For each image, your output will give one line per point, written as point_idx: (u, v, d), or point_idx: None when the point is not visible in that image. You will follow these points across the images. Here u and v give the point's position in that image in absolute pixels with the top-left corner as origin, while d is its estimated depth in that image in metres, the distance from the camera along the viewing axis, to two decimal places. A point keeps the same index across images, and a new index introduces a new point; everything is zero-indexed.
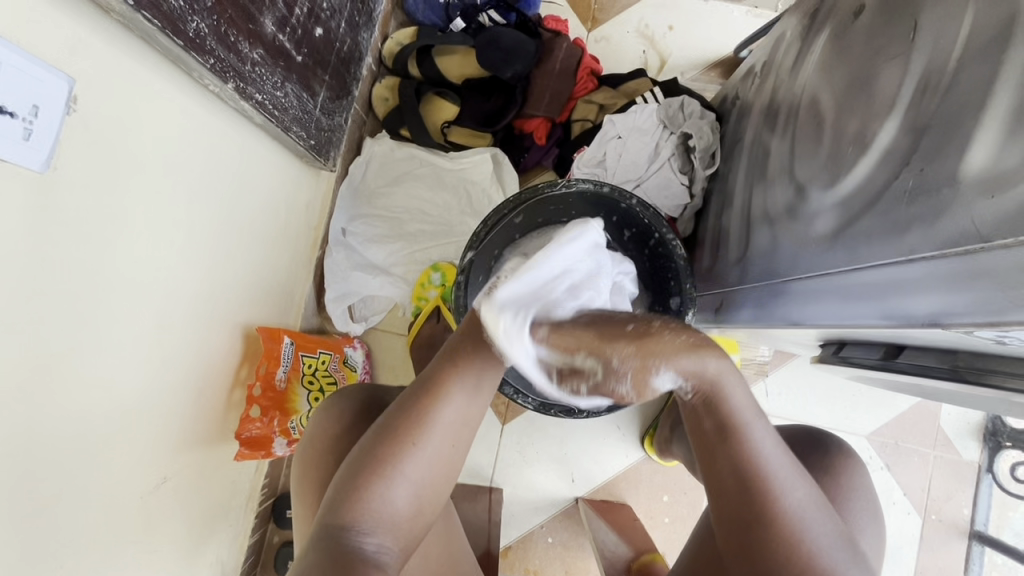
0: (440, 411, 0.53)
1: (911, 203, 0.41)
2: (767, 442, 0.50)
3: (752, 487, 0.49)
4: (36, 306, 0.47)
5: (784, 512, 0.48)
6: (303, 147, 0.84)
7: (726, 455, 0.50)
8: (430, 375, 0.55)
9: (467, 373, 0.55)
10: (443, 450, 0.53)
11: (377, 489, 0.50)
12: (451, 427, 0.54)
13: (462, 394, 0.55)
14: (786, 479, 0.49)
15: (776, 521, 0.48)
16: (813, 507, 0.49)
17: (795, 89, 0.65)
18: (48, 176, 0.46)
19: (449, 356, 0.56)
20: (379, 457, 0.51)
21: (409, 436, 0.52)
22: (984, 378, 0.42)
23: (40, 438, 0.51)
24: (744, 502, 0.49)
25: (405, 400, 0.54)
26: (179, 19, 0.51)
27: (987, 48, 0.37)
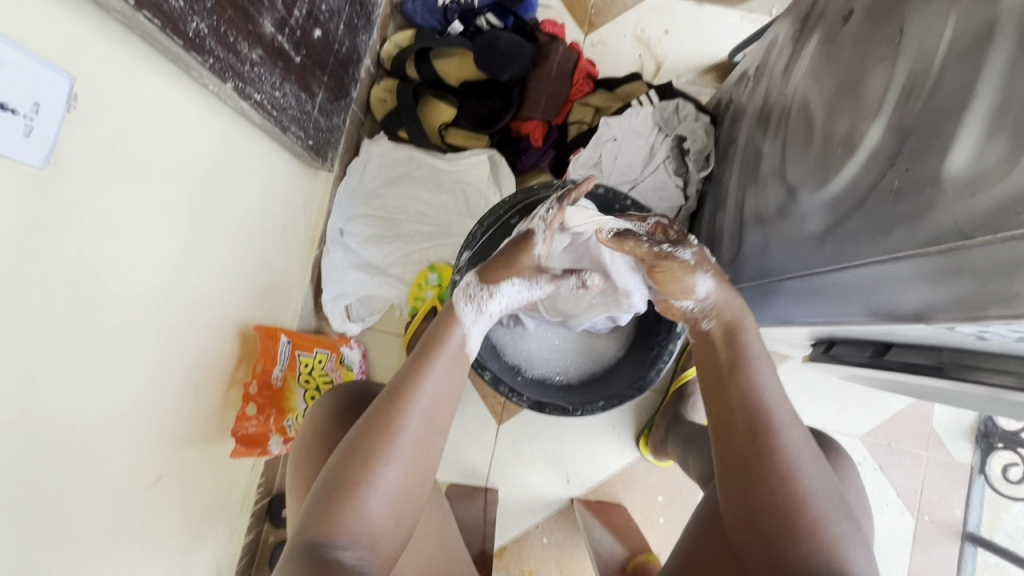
0: (403, 421, 0.53)
1: (896, 202, 0.42)
2: (773, 380, 0.57)
3: (761, 432, 0.54)
4: (37, 300, 0.48)
5: (789, 457, 0.52)
6: (302, 147, 0.84)
7: (732, 397, 0.57)
8: (396, 385, 0.56)
9: (432, 382, 0.56)
10: (416, 454, 0.54)
11: (351, 505, 0.50)
12: (418, 432, 0.54)
13: (426, 405, 0.55)
14: (787, 424, 0.54)
15: (783, 465, 0.52)
16: (812, 458, 0.53)
17: (787, 92, 0.67)
18: (49, 172, 0.46)
19: (414, 365, 0.57)
20: (348, 473, 0.51)
21: (378, 451, 0.52)
22: (969, 375, 0.42)
23: (39, 433, 0.51)
24: (750, 446, 0.54)
25: (371, 417, 0.53)
26: (178, 19, 0.52)
27: (968, 51, 0.38)
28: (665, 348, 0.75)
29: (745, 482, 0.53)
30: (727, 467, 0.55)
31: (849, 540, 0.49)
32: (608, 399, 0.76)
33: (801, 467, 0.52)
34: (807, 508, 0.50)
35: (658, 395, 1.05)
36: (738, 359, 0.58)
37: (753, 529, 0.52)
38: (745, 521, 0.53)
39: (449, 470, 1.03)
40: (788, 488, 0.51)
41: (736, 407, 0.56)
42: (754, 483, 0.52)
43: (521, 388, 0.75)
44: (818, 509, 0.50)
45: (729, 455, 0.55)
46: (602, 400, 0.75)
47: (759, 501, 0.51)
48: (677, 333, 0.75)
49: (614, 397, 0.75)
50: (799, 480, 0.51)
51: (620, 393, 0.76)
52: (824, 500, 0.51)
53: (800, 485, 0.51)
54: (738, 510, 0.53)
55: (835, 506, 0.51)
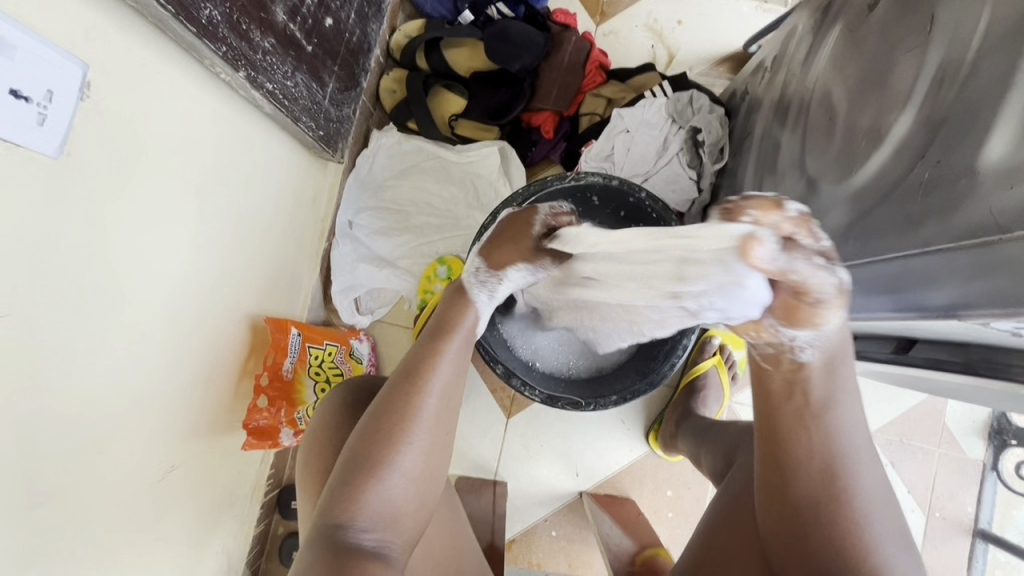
0: (424, 400, 0.53)
1: (926, 195, 0.41)
2: (855, 419, 0.49)
3: (836, 478, 0.48)
4: (50, 291, 0.48)
5: (861, 501, 0.47)
6: (313, 138, 0.84)
7: (802, 442, 0.48)
8: (413, 359, 0.56)
9: (450, 357, 0.57)
10: (435, 436, 0.54)
11: (376, 487, 0.50)
12: (436, 415, 0.54)
13: (445, 383, 0.55)
14: (862, 466, 0.48)
15: (853, 513, 0.47)
16: (882, 499, 0.48)
17: (807, 83, 0.65)
18: (62, 161, 0.46)
19: (432, 340, 0.58)
20: (367, 453, 0.50)
21: (397, 432, 0.51)
22: (998, 371, 0.41)
23: (51, 424, 0.51)
24: (822, 494, 0.48)
25: (391, 393, 0.53)
26: (192, 5, 0.51)
27: (1006, 39, 0.37)
28: (679, 342, 0.74)
29: (806, 526, 0.48)
30: (785, 505, 0.50)
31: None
32: (621, 394, 0.76)
33: (873, 510, 0.47)
34: (877, 554, 0.46)
35: (668, 389, 1.05)
36: (820, 405, 0.48)
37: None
38: (804, 570, 0.48)
39: (458, 463, 1.03)
40: (858, 534, 0.47)
41: (811, 449, 0.48)
42: (813, 524, 0.48)
43: (534, 381, 0.75)
44: (887, 555, 0.46)
45: (794, 497, 0.49)
46: (615, 394, 0.76)
47: (824, 544, 0.47)
48: (692, 328, 0.73)
49: (627, 392, 0.75)
50: (871, 525, 0.47)
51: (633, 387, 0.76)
52: (892, 545, 0.47)
53: (870, 530, 0.47)
54: (795, 558, 0.49)
55: (899, 546, 0.47)
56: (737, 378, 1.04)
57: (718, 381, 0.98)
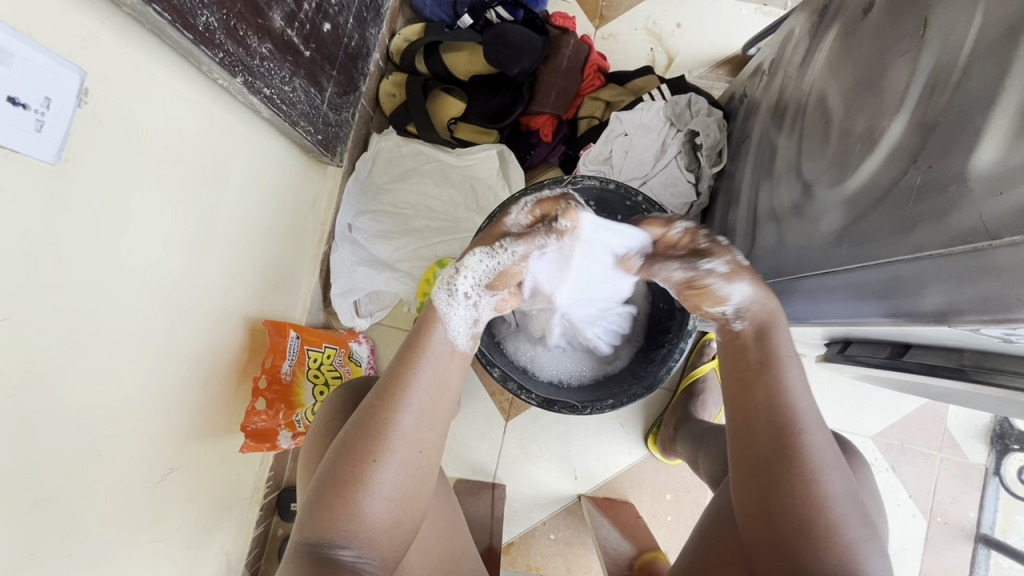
0: (398, 418, 0.53)
1: (919, 201, 0.41)
2: (800, 380, 0.55)
3: (789, 433, 0.52)
4: (48, 295, 0.48)
5: (818, 460, 0.51)
6: (311, 142, 0.84)
7: (756, 400, 0.55)
8: (388, 379, 0.56)
9: (424, 376, 0.56)
10: (413, 452, 0.54)
11: (350, 505, 0.50)
12: (414, 431, 0.54)
13: (419, 401, 0.55)
14: (815, 427, 0.53)
15: (809, 467, 0.50)
16: (836, 463, 0.52)
17: (803, 86, 0.65)
18: (60, 167, 0.46)
19: (405, 359, 0.57)
20: (342, 471, 0.51)
21: (371, 449, 0.52)
22: (991, 377, 0.41)
23: (50, 427, 0.52)
24: (779, 446, 0.52)
25: (365, 413, 0.54)
26: (189, 12, 0.51)
27: (997, 44, 0.37)
28: (675, 346, 0.73)
29: (767, 481, 0.51)
30: (742, 464, 0.54)
31: (864, 547, 0.48)
32: (618, 397, 0.74)
33: (823, 467, 0.50)
34: (829, 511, 0.49)
35: (666, 393, 1.05)
36: (767, 362, 0.56)
37: (775, 527, 0.50)
38: (767, 525, 0.50)
39: (457, 465, 1.03)
40: (805, 491, 0.49)
41: (760, 407, 0.54)
42: (771, 481, 0.51)
43: (529, 384, 0.74)
44: (841, 514, 0.49)
45: (751, 454, 0.54)
46: (611, 399, 0.74)
47: (778, 502, 0.50)
48: (688, 331, 0.73)
49: (624, 395, 0.73)
50: (820, 482, 0.50)
51: (630, 391, 0.75)
52: (847, 507, 0.49)
53: (827, 484, 0.50)
54: (757, 514, 0.52)
55: (854, 509, 0.50)
56: None
57: (716, 385, 0.99)
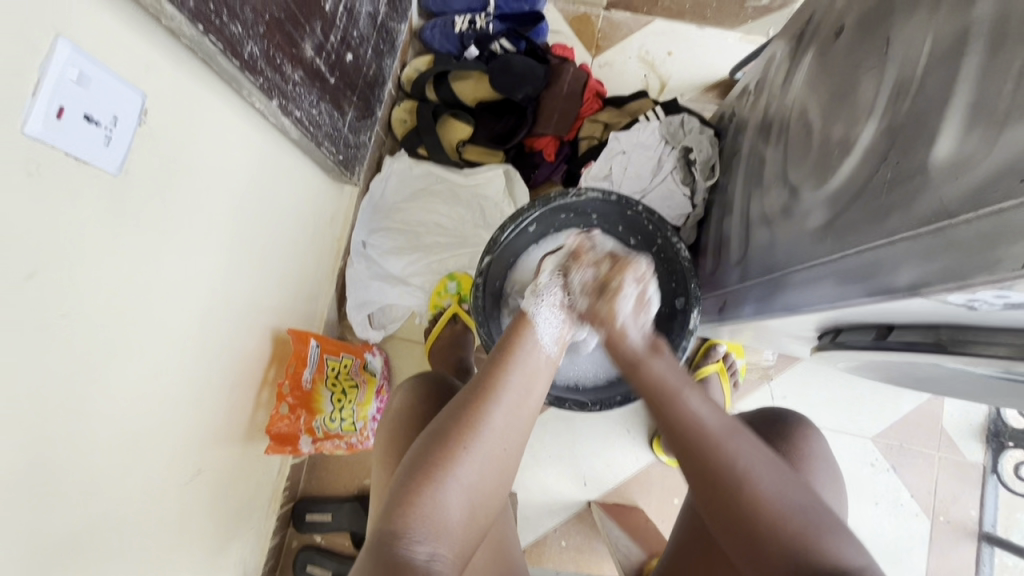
0: (489, 416, 0.56)
1: (889, 193, 0.46)
2: (701, 401, 0.59)
3: (701, 445, 0.56)
4: (105, 294, 0.53)
5: (733, 467, 0.54)
6: (333, 162, 0.90)
7: (675, 418, 0.59)
8: (480, 381, 0.60)
9: (515, 380, 0.60)
10: (495, 452, 0.56)
11: (433, 494, 0.52)
12: (501, 430, 0.57)
13: (511, 404, 0.58)
14: (726, 436, 0.56)
15: (734, 477, 0.54)
16: (771, 463, 0.55)
17: (787, 102, 0.72)
18: (120, 177, 0.52)
19: (499, 363, 0.61)
20: (428, 460, 0.53)
21: (457, 441, 0.54)
22: (967, 348, 0.45)
23: (95, 419, 0.55)
24: (702, 458, 0.56)
25: (456, 409, 0.57)
26: (237, 43, 0.57)
27: (946, 55, 0.43)
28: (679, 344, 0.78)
29: (738, 514, 0.53)
30: (704, 499, 0.56)
31: (835, 531, 0.51)
32: (625, 395, 0.79)
33: (761, 482, 0.53)
34: (792, 523, 0.51)
35: None
36: (665, 392, 0.61)
37: (722, 520, 0.54)
38: (717, 518, 0.55)
39: None
40: (763, 506, 0.52)
41: (679, 431, 0.58)
42: (755, 515, 0.52)
43: None
44: (795, 505, 0.52)
45: (704, 487, 0.56)
46: (619, 395, 0.79)
47: (734, 527, 0.53)
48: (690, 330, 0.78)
49: (632, 392, 0.78)
50: (763, 495, 0.53)
51: None
52: (790, 500, 0.53)
53: (760, 485, 0.53)
54: (716, 510, 0.55)
55: (804, 499, 0.53)
56: (740, 387, 1.08)
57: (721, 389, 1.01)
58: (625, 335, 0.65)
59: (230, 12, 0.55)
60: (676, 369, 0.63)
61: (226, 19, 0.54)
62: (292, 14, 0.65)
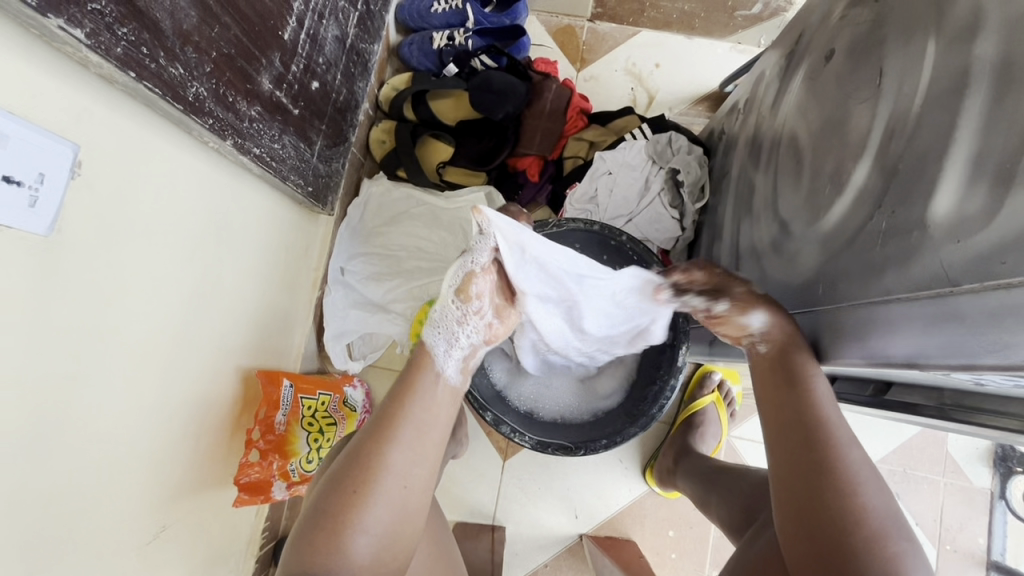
0: (387, 453, 0.53)
1: (885, 245, 0.42)
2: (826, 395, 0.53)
3: (818, 439, 0.50)
4: (41, 364, 0.49)
5: (847, 470, 0.48)
6: (302, 194, 0.86)
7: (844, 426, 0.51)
8: (378, 417, 0.56)
9: (415, 413, 0.56)
10: (401, 490, 0.53)
11: (337, 541, 0.49)
12: (407, 468, 0.54)
13: (411, 437, 0.55)
14: (852, 441, 0.50)
15: (844, 479, 0.47)
16: (879, 481, 0.48)
17: (776, 124, 0.67)
18: (53, 238, 0.47)
19: (395, 397, 0.57)
20: (331, 507, 0.51)
21: (360, 483, 0.51)
22: (974, 417, 0.42)
23: (42, 494, 0.51)
24: (808, 448, 0.49)
25: (355, 449, 0.54)
26: (179, 85, 0.54)
27: (946, 95, 0.38)
28: (667, 383, 0.74)
29: (821, 509, 0.46)
30: (785, 492, 0.49)
31: (915, 559, 0.44)
32: (610, 436, 0.74)
33: (859, 481, 0.47)
34: (871, 526, 0.45)
35: (663, 426, 1.04)
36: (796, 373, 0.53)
37: (800, 517, 0.47)
38: (798, 513, 0.48)
39: (455, 509, 1.02)
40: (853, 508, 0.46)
41: (788, 418, 0.52)
42: (839, 513, 0.46)
43: (522, 427, 0.75)
44: (886, 521, 0.46)
45: (793, 479, 0.49)
46: (604, 438, 0.74)
47: (813, 525, 0.46)
48: (679, 367, 0.73)
49: (617, 434, 0.74)
50: (858, 495, 0.46)
51: (623, 430, 0.75)
52: (888, 518, 0.46)
53: (862, 494, 0.47)
54: (794, 504, 0.48)
55: (902, 523, 0.46)
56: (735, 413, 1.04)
57: (715, 417, 0.98)
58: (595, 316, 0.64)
59: (167, 54, 0.51)
60: (779, 348, 0.55)
61: (164, 62, 0.51)
62: (244, 47, 0.62)
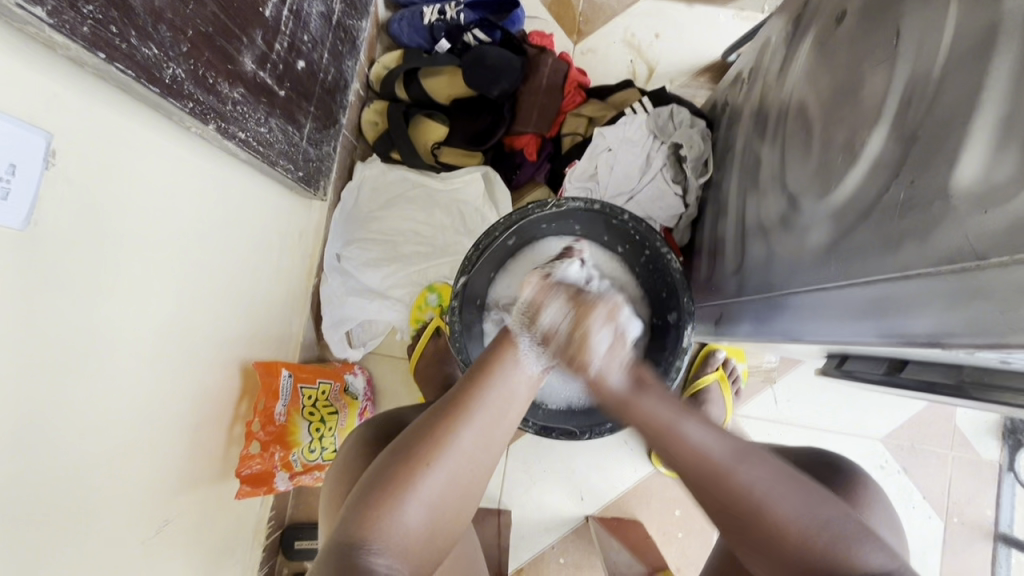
0: (460, 431, 0.53)
1: (903, 218, 0.40)
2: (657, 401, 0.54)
3: (711, 478, 0.50)
4: (27, 363, 0.47)
5: (750, 495, 0.48)
6: (293, 179, 0.84)
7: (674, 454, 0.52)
8: (455, 396, 0.56)
9: (492, 397, 0.56)
10: (461, 468, 0.53)
11: (396, 506, 0.49)
12: (471, 449, 0.53)
13: (482, 419, 0.55)
14: (737, 466, 0.49)
15: (752, 506, 0.48)
16: (786, 481, 0.49)
17: (783, 93, 0.64)
18: (29, 232, 0.45)
19: (475, 379, 0.57)
20: (391, 473, 0.50)
21: (424, 456, 0.51)
22: (994, 395, 0.41)
23: (39, 496, 0.50)
24: (681, 465, 0.52)
25: (425, 422, 0.54)
26: (154, 67, 0.51)
27: (970, 55, 0.36)
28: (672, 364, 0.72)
29: (729, 517, 0.49)
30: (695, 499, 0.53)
31: (857, 538, 0.46)
32: (615, 420, 0.74)
33: (744, 480, 0.49)
34: (782, 522, 0.47)
35: None
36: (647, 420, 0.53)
37: (733, 533, 0.51)
38: (719, 516, 0.51)
39: None
40: (750, 515, 0.48)
41: (651, 438, 0.53)
42: (750, 519, 0.48)
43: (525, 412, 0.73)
44: (799, 505, 0.48)
45: (696, 490, 0.52)
46: (609, 422, 0.74)
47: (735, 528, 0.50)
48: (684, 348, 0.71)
49: None
50: (748, 498, 0.48)
51: None
52: (813, 521, 0.47)
53: (751, 495, 0.48)
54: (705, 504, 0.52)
55: (832, 512, 0.47)
56: (740, 392, 1.02)
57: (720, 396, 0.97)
58: (603, 381, 0.56)
59: (139, 33, 0.49)
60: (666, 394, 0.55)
61: (135, 41, 0.48)
62: (222, 25, 0.59)
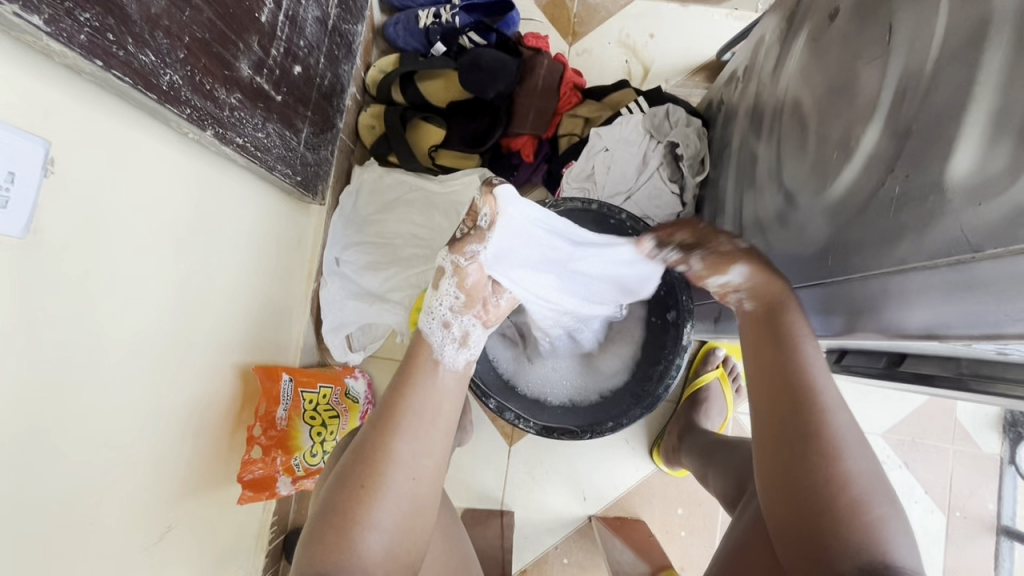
0: (395, 446, 0.54)
1: (899, 212, 0.40)
2: (812, 352, 0.55)
3: (803, 402, 0.52)
4: (27, 370, 0.47)
5: (834, 436, 0.50)
6: (291, 184, 0.84)
7: (770, 376, 0.55)
8: (379, 415, 0.57)
9: (416, 404, 0.57)
10: (409, 485, 0.53)
11: (351, 538, 0.49)
12: (412, 460, 0.54)
13: (415, 429, 0.55)
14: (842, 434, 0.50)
15: (831, 444, 0.49)
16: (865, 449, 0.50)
17: (778, 91, 0.65)
18: (29, 240, 0.45)
19: (397, 391, 0.58)
20: (337, 506, 0.51)
21: (365, 481, 0.52)
22: (990, 386, 0.42)
23: (40, 504, 0.50)
24: (793, 413, 0.52)
25: (359, 448, 0.54)
26: (151, 73, 0.51)
27: (962, 50, 0.36)
28: (672, 362, 0.72)
29: (797, 472, 0.49)
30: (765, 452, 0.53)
31: (892, 523, 0.47)
32: (616, 419, 0.73)
33: (843, 446, 0.49)
34: (848, 494, 0.47)
35: (669, 405, 1.03)
36: (781, 337, 0.55)
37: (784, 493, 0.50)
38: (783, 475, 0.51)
39: (463, 495, 1.02)
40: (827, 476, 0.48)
41: (778, 384, 0.54)
42: (818, 480, 0.48)
43: (529, 413, 0.74)
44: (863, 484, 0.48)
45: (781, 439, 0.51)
46: (611, 421, 0.73)
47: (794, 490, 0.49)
48: (685, 345, 0.71)
49: (623, 416, 0.72)
50: (838, 463, 0.49)
51: (628, 412, 0.73)
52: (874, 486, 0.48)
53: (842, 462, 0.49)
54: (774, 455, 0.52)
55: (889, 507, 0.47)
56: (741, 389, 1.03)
57: (720, 394, 0.97)
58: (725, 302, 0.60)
59: (136, 40, 0.49)
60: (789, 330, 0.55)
61: (133, 48, 0.49)
62: (218, 32, 0.59)
